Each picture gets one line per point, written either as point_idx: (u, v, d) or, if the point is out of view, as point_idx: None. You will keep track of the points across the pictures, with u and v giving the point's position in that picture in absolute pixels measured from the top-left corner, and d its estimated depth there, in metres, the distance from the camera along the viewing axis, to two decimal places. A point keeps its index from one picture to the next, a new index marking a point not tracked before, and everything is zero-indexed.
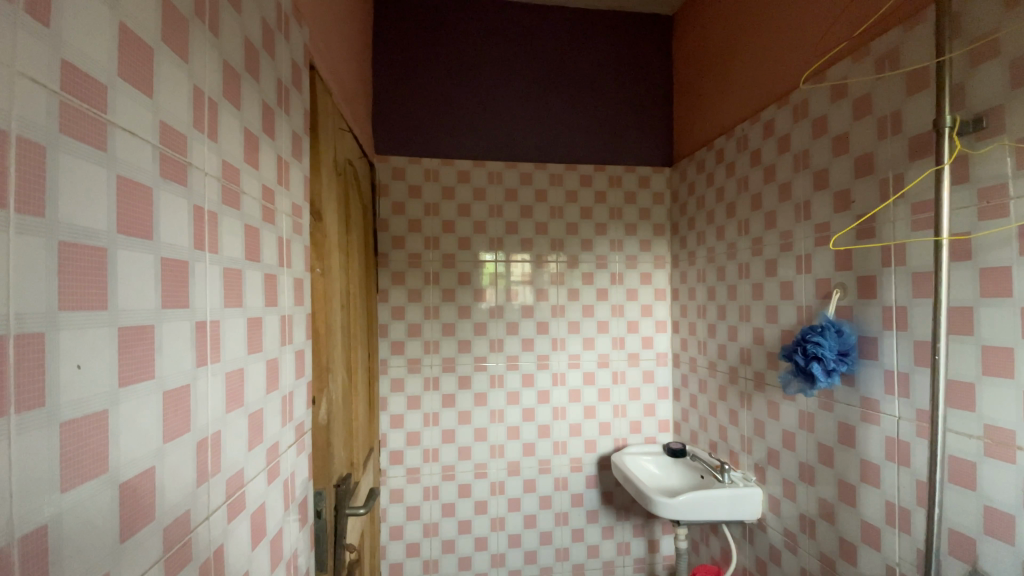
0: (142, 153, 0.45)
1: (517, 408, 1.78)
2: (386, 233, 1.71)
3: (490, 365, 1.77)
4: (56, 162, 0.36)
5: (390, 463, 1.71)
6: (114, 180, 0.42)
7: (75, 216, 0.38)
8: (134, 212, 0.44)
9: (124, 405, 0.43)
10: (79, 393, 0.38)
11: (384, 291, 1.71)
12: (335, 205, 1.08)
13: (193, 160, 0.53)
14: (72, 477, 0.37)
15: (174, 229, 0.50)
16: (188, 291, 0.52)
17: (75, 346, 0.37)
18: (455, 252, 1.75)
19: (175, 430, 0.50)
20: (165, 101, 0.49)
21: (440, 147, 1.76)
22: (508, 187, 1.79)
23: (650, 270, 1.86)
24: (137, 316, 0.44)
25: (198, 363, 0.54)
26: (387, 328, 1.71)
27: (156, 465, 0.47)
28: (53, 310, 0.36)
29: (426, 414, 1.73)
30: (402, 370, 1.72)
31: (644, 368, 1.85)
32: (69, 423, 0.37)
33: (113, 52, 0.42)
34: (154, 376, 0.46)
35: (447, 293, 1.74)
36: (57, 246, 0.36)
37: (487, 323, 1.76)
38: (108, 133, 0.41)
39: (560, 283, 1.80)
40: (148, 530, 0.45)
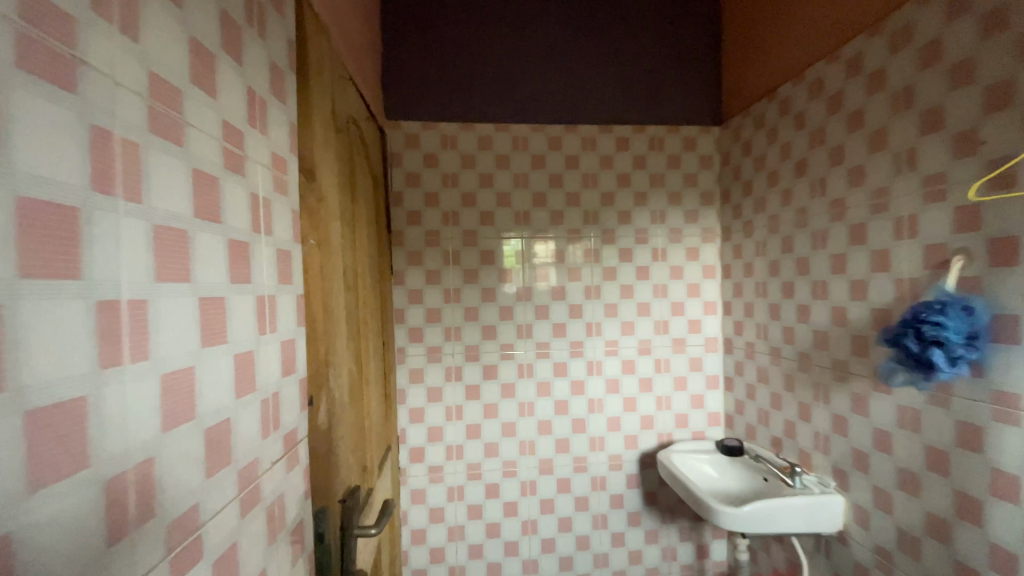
0: (126, 105, 0.40)
1: (545, 399, 1.67)
2: (400, 208, 1.61)
3: (518, 353, 1.66)
4: (10, 100, 0.30)
5: (410, 461, 1.64)
6: (88, 130, 0.36)
7: (37, 167, 0.32)
8: (118, 170, 0.39)
9: (108, 390, 0.37)
10: (47, 371, 0.32)
11: (401, 273, 1.61)
12: (342, 176, 0.99)
13: (190, 119, 0.48)
14: (42, 475, 0.32)
15: (170, 195, 0.45)
16: (190, 266, 0.47)
17: (42, 322, 0.32)
18: (478, 228, 1.64)
19: (177, 419, 0.45)
20: (152, 47, 0.43)
21: (464, 112, 1.64)
22: (534, 155, 1.65)
23: (698, 244, 1.69)
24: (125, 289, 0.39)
25: (203, 346, 0.49)
26: (404, 314, 1.62)
27: (155, 457, 0.42)
28: (11, 277, 0.30)
29: (448, 407, 1.65)
30: (421, 360, 1.63)
31: (691, 355, 1.70)
32: (39, 411, 0.32)
33: None
34: (148, 357, 0.41)
35: (470, 274, 1.63)
36: (14, 201, 0.30)
37: (513, 309, 1.65)
38: (79, 75, 0.35)
39: (594, 263, 1.67)
40: (148, 528, 0.41)
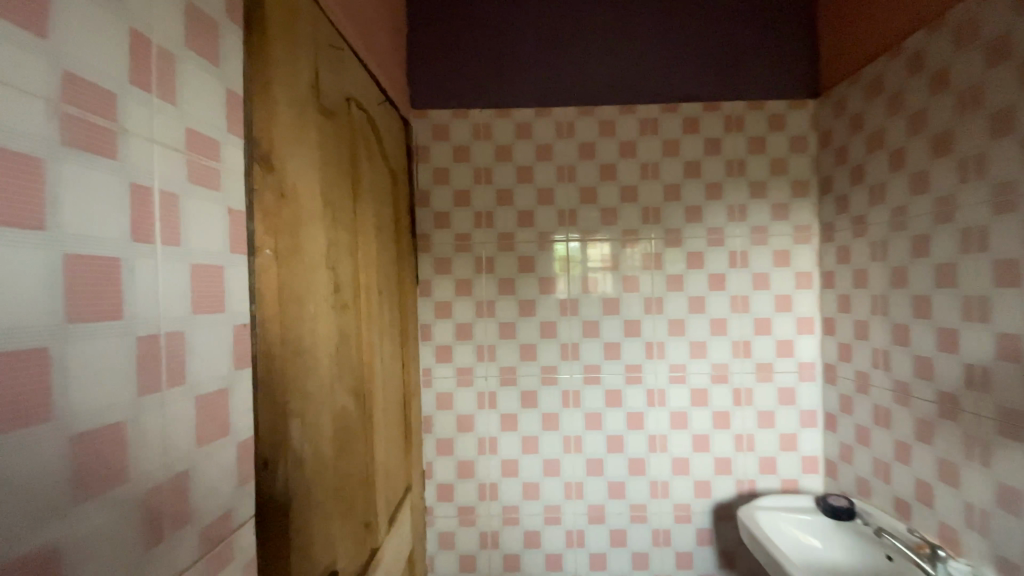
0: (165, 162, 0.45)
1: (596, 433, 1.36)
2: (426, 209, 1.37)
3: (561, 376, 1.36)
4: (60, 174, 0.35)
5: (437, 499, 1.37)
6: (127, 188, 0.41)
7: (83, 224, 0.36)
8: (159, 220, 0.44)
9: (145, 415, 0.41)
10: (96, 401, 0.37)
11: (426, 281, 1.36)
12: (343, 191, 0.88)
13: (226, 164, 0.53)
14: (90, 488, 0.36)
15: (205, 235, 0.49)
16: (225, 296, 0.52)
17: (90, 357, 0.37)
18: (514, 229, 1.37)
19: (212, 435, 0.49)
20: (192, 107, 0.48)
21: (498, 95, 1.38)
22: (580, 141, 1.37)
23: (787, 246, 1.36)
24: (164, 322, 0.44)
25: (235, 368, 0.53)
26: (429, 329, 1.36)
27: (189, 471, 0.46)
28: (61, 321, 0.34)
29: (480, 438, 1.37)
30: (450, 383, 1.37)
31: (780, 384, 1.36)
32: (88, 433, 0.36)
33: (120, 59, 0.41)
34: (183, 382, 0.46)
35: (505, 284, 1.37)
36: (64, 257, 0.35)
37: (556, 323, 1.36)
38: (120, 142, 0.40)
39: (652, 270, 1.36)
40: (183, 534, 0.45)
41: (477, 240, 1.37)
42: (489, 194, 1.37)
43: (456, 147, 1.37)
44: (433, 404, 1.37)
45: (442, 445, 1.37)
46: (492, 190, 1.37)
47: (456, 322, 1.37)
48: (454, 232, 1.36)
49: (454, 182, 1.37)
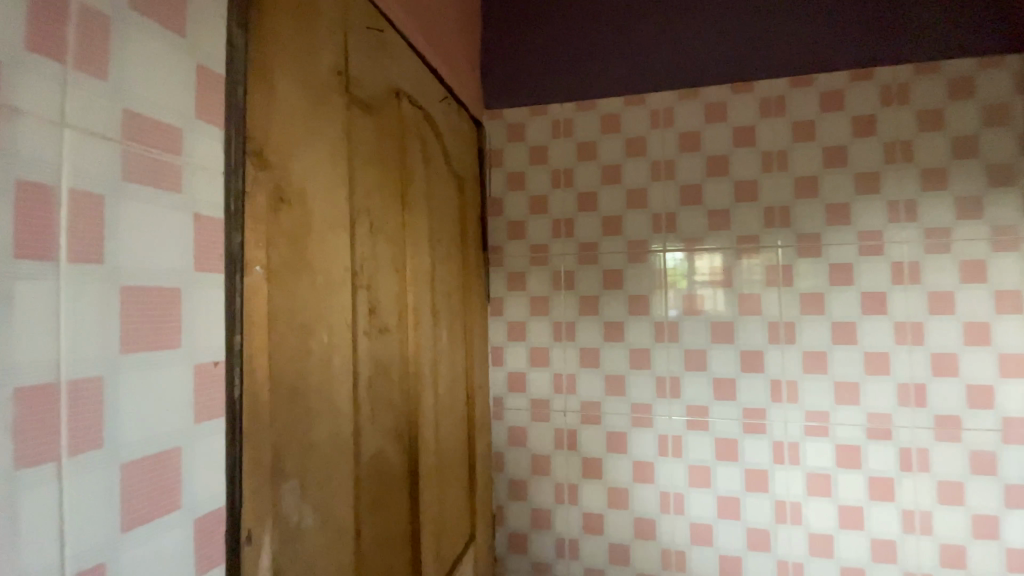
0: (84, 147, 0.33)
1: (702, 491, 1.09)
2: (501, 218, 1.23)
3: (655, 419, 1.12)
4: None
5: (510, 549, 1.19)
6: (11, 182, 0.29)
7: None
8: (67, 226, 0.32)
9: (22, 499, 0.29)
10: None
11: (499, 299, 1.22)
12: (391, 200, 0.75)
13: (196, 160, 0.42)
14: None
15: (150, 249, 0.38)
16: (184, 326, 0.40)
17: None
18: (599, 239, 1.18)
19: (152, 512, 0.37)
20: (138, 80, 0.37)
21: (581, 83, 1.20)
22: (682, 131, 1.14)
23: (981, 255, 0.99)
24: (67, 366, 0.32)
25: (197, 418, 0.41)
26: (503, 353, 1.21)
27: (109, 567, 0.34)
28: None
29: (558, 484, 1.17)
30: (524, 416, 1.19)
31: (973, 447, 0.98)
32: None
33: (10, 4, 0.29)
34: (102, 445, 0.34)
35: (586, 304, 1.18)
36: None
37: (651, 352, 1.14)
38: (3, 118, 0.29)
39: (777, 289, 1.07)
40: None
41: (555, 252, 1.20)
42: (569, 198, 1.20)
43: (533, 147, 1.22)
44: (504, 439, 1.20)
45: (515, 488, 1.19)
46: (573, 194, 1.19)
47: (530, 345, 1.20)
48: (529, 243, 1.21)
49: (530, 187, 1.21)
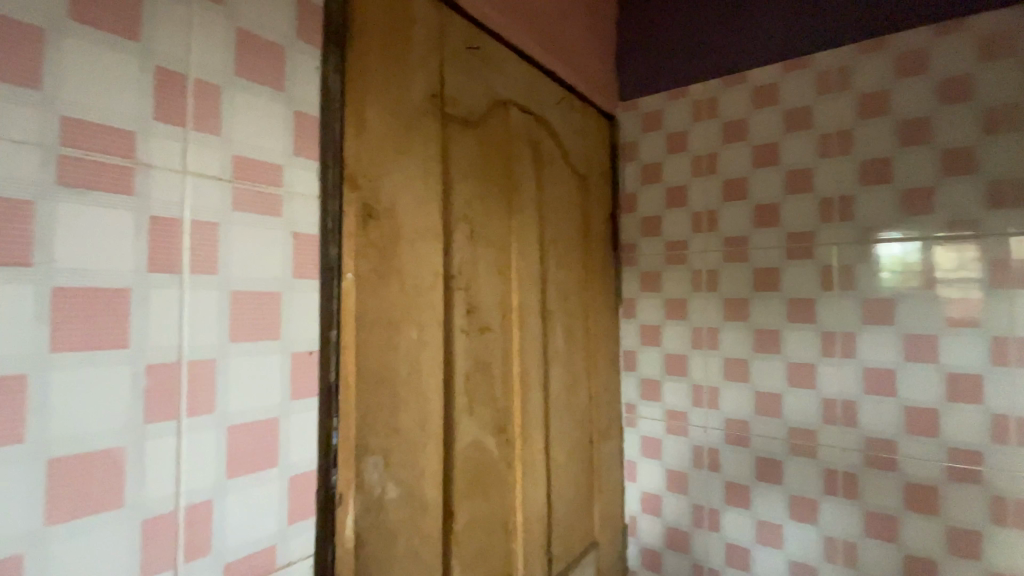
0: (201, 190, 0.45)
1: (882, 545, 0.87)
2: (634, 215, 1.18)
3: (821, 450, 0.93)
4: (52, 212, 0.37)
5: (642, 566, 1.13)
6: (143, 220, 0.41)
7: (77, 257, 0.38)
8: (189, 249, 0.44)
9: (149, 443, 0.41)
10: (80, 429, 0.37)
11: (632, 300, 1.17)
12: (495, 205, 0.79)
13: (294, 189, 0.51)
14: (61, 513, 0.37)
15: (255, 261, 0.48)
16: (282, 322, 0.50)
17: (74, 385, 0.37)
18: (749, 232, 1.03)
19: (250, 467, 0.47)
20: (244, 133, 0.48)
21: (728, 58, 1.07)
22: (862, 93, 0.91)
23: None
24: (187, 351, 0.43)
25: (292, 396, 0.51)
26: (636, 357, 1.16)
27: (213, 502, 0.45)
28: (38, 351, 0.36)
29: (695, 506, 1.07)
30: (659, 427, 1.12)
31: None
32: (66, 459, 0.37)
33: (143, 95, 0.42)
34: (212, 412, 0.45)
35: (732, 307, 1.05)
36: (49, 291, 0.36)
37: (814, 369, 0.95)
38: (138, 174, 0.41)
39: (1008, 293, 0.79)
40: (195, 566, 0.43)
41: (695, 248, 1.09)
42: (712, 188, 1.07)
43: (671, 135, 1.13)
44: (636, 448, 1.14)
45: (647, 502, 1.13)
46: (718, 182, 1.07)
47: (665, 351, 1.12)
48: (665, 240, 1.13)
49: (667, 179, 1.13)
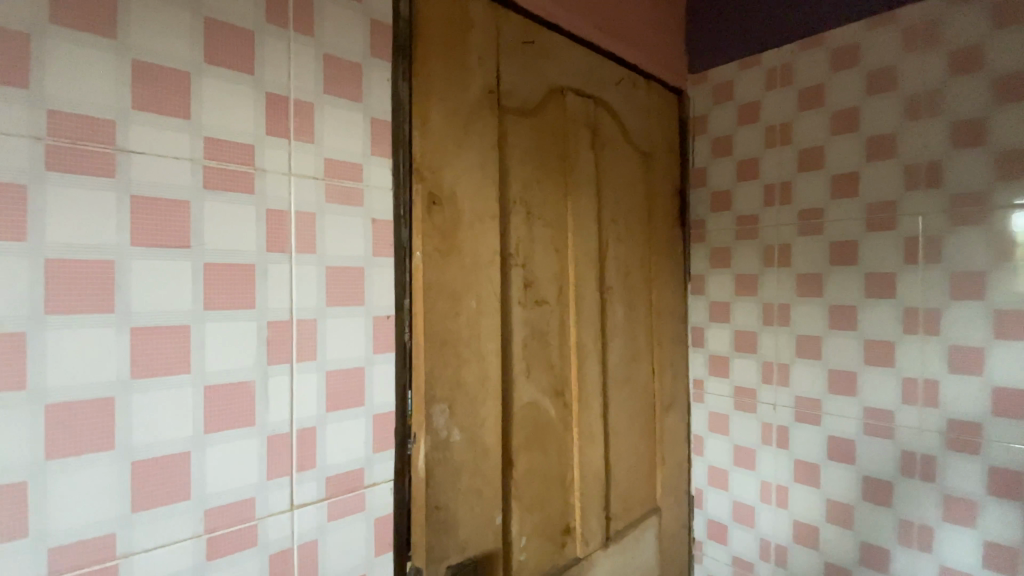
0: (302, 188, 0.57)
1: (963, 532, 0.84)
2: (704, 189, 1.17)
3: (899, 431, 0.90)
4: (201, 209, 0.51)
5: (708, 536, 1.16)
6: (262, 212, 0.55)
7: (219, 241, 0.52)
8: (295, 233, 0.57)
9: (271, 379, 0.55)
10: (223, 366, 0.52)
11: (701, 277, 1.17)
12: (551, 188, 0.85)
13: (372, 183, 0.63)
14: (214, 424, 0.52)
15: (344, 243, 0.60)
16: (365, 291, 0.62)
17: (220, 334, 0.52)
18: (826, 204, 0.99)
19: (343, 404, 0.61)
20: (331, 140, 0.60)
21: (805, 21, 1.02)
22: (954, 48, 0.85)
23: None
24: (296, 312, 0.57)
25: (374, 351, 0.63)
26: (704, 334, 1.17)
27: (317, 428, 0.58)
28: (197, 308, 0.51)
29: (763, 482, 1.07)
30: (726, 403, 1.13)
31: None
32: (215, 385, 0.52)
33: (257, 117, 0.55)
34: (314, 359, 0.58)
35: (806, 283, 1.01)
36: (202, 266, 0.51)
37: (895, 347, 0.91)
38: (256, 178, 0.54)
39: None
40: (305, 474, 0.57)
41: (767, 223, 1.07)
42: (786, 159, 1.04)
43: (742, 106, 1.10)
44: (704, 423, 1.16)
45: (714, 475, 1.15)
46: (793, 153, 1.03)
47: (735, 327, 1.12)
48: (736, 215, 1.12)
49: (739, 152, 1.11)
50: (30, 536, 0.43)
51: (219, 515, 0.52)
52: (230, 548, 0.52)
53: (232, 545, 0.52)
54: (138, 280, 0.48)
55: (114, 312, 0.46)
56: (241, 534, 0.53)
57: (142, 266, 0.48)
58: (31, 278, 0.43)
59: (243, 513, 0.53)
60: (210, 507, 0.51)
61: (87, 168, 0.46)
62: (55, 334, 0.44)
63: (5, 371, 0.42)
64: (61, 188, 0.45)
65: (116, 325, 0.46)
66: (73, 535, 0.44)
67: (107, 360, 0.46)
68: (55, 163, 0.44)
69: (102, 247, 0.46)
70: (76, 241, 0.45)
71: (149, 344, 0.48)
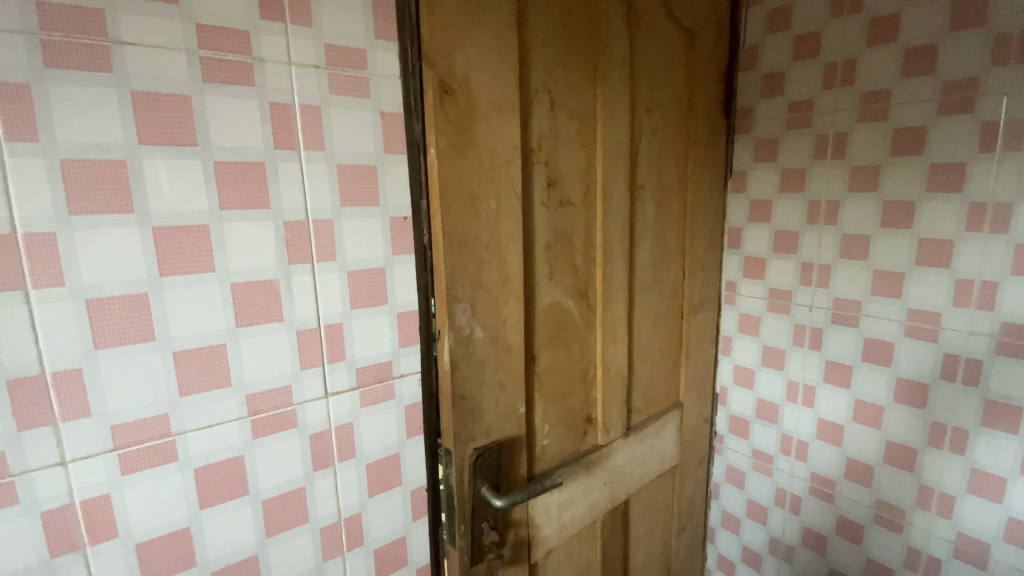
0: (304, 79, 0.56)
1: (999, 435, 0.83)
2: (754, 72, 1.05)
3: (944, 334, 0.86)
4: (203, 104, 0.51)
5: (730, 431, 1.20)
6: (266, 107, 0.54)
7: (226, 139, 0.52)
8: (302, 128, 0.57)
9: (294, 277, 0.58)
10: (245, 264, 0.55)
11: (743, 173, 1.09)
12: (578, 73, 0.78)
13: (377, 71, 0.62)
14: (244, 318, 0.56)
15: (353, 139, 0.61)
16: (379, 191, 0.64)
17: (239, 234, 0.54)
18: (895, 84, 0.87)
19: (365, 302, 0.64)
20: (331, 24, 0.58)
21: None
22: None
23: None
24: (311, 213, 0.59)
25: (393, 253, 0.66)
26: (741, 236, 1.11)
27: (343, 324, 0.63)
28: (213, 209, 0.53)
29: (790, 382, 1.07)
30: (758, 305, 1.11)
31: None
32: (241, 284, 0.55)
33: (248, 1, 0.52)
34: (334, 259, 0.61)
35: (860, 177, 0.92)
36: (212, 164, 0.52)
37: (953, 246, 0.83)
38: (255, 69, 0.53)
39: None
40: (335, 365, 0.63)
41: (823, 109, 0.96)
42: (854, 31, 0.90)
43: None
44: (733, 324, 1.16)
45: (740, 375, 1.16)
46: (861, 23, 0.89)
47: (775, 228, 1.05)
48: (788, 101, 1.01)
49: (798, 25, 0.97)
50: (93, 416, 0.49)
51: (257, 401, 0.58)
52: (271, 431, 0.59)
53: (273, 428, 0.59)
54: (151, 180, 0.49)
55: (133, 213, 0.48)
56: (280, 417, 0.59)
57: (153, 165, 0.49)
58: (50, 179, 0.45)
59: (280, 400, 0.59)
60: (249, 394, 0.57)
61: (85, 63, 0.45)
62: (82, 234, 0.47)
63: (44, 269, 0.45)
64: (64, 85, 0.45)
65: (138, 225, 0.49)
66: (133, 413, 0.51)
67: (135, 258, 0.49)
68: (54, 62, 0.44)
69: (111, 146, 0.47)
70: (85, 139, 0.46)
71: (172, 242, 0.51)
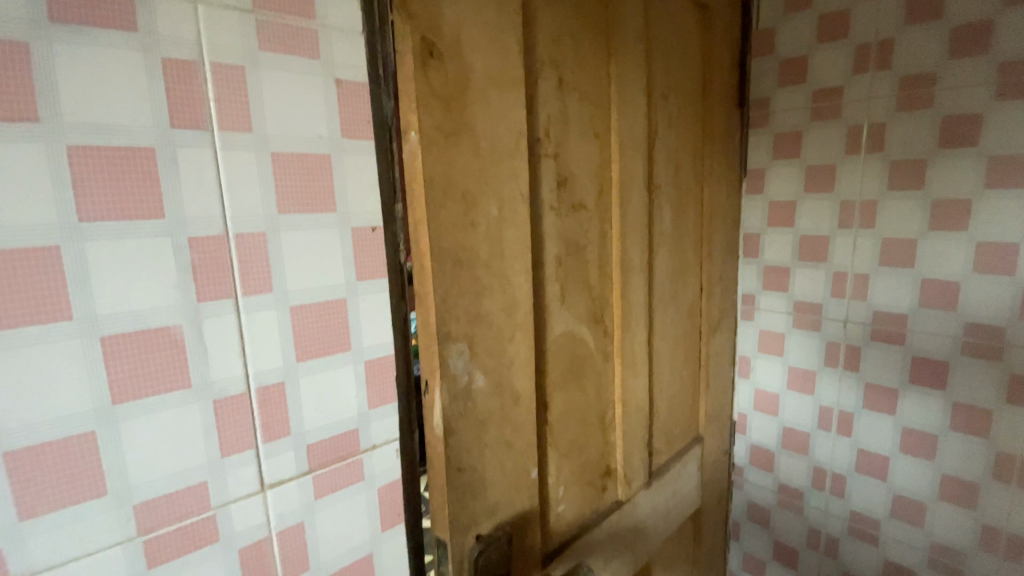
0: (218, 25, 0.40)
1: None
2: (772, 57, 0.93)
3: (1011, 352, 0.74)
4: (49, 55, 0.34)
5: (750, 462, 1.06)
6: (158, 63, 0.38)
7: (86, 112, 0.35)
8: (215, 99, 0.40)
9: (207, 320, 0.41)
10: (124, 300, 0.38)
11: (760, 172, 0.97)
12: (589, 46, 0.62)
13: (329, 21, 0.45)
14: (129, 391, 0.39)
15: (294, 119, 0.44)
16: (337, 191, 0.47)
17: (114, 261, 0.37)
18: (939, 66, 0.76)
19: (316, 353, 0.48)
20: None
21: None
22: None
23: None
24: (231, 223, 0.42)
25: (358, 277, 0.49)
26: (760, 242, 0.99)
27: (284, 384, 0.46)
28: (70, 224, 0.36)
29: (822, 407, 0.95)
30: (782, 320, 0.98)
31: None
32: (121, 339, 0.38)
33: None
34: (270, 291, 0.44)
35: (903, 174, 0.81)
36: (63, 156, 0.35)
37: (1020, 251, 0.72)
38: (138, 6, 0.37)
39: None
40: (273, 447, 0.46)
41: (853, 97, 0.84)
42: (890, 8, 0.79)
43: None
44: (753, 342, 1.02)
45: (762, 400, 1.03)
46: None
47: (799, 233, 0.93)
48: (812, 89, 0.88)
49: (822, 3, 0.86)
50: None
51: (151, 512, 0.41)
52: (179, 552, 0.42)
53: (179, 549, 0.42)
54: None
55: None
56: (193, 531, 0.43)
57: None
58: None
59: (193, 504, 0.42)
60: (137, 502, 0.40)
61: None
62: None
63: None
64: None
65: None
66: None
67: None
68: None
69: None
70: None
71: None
